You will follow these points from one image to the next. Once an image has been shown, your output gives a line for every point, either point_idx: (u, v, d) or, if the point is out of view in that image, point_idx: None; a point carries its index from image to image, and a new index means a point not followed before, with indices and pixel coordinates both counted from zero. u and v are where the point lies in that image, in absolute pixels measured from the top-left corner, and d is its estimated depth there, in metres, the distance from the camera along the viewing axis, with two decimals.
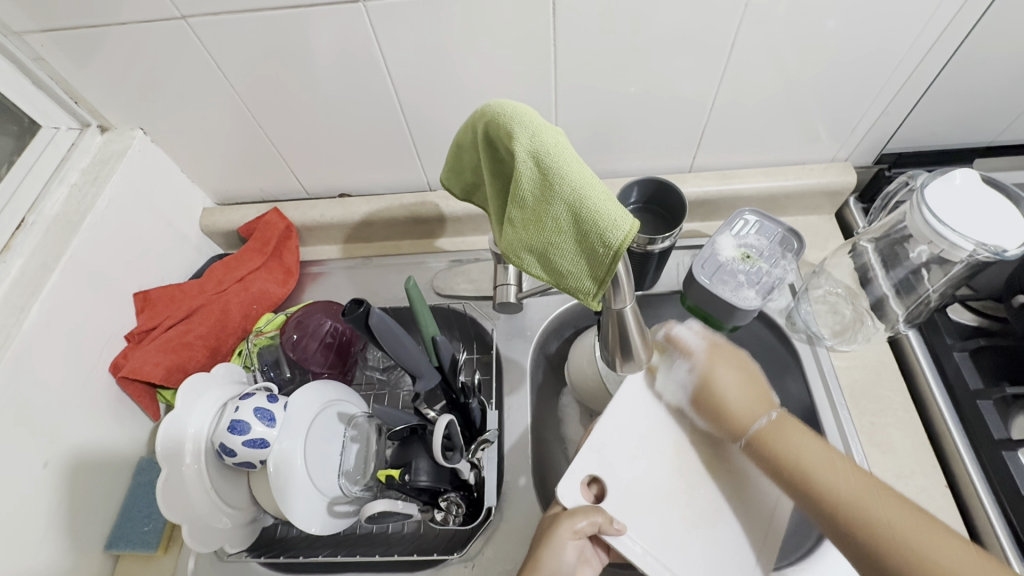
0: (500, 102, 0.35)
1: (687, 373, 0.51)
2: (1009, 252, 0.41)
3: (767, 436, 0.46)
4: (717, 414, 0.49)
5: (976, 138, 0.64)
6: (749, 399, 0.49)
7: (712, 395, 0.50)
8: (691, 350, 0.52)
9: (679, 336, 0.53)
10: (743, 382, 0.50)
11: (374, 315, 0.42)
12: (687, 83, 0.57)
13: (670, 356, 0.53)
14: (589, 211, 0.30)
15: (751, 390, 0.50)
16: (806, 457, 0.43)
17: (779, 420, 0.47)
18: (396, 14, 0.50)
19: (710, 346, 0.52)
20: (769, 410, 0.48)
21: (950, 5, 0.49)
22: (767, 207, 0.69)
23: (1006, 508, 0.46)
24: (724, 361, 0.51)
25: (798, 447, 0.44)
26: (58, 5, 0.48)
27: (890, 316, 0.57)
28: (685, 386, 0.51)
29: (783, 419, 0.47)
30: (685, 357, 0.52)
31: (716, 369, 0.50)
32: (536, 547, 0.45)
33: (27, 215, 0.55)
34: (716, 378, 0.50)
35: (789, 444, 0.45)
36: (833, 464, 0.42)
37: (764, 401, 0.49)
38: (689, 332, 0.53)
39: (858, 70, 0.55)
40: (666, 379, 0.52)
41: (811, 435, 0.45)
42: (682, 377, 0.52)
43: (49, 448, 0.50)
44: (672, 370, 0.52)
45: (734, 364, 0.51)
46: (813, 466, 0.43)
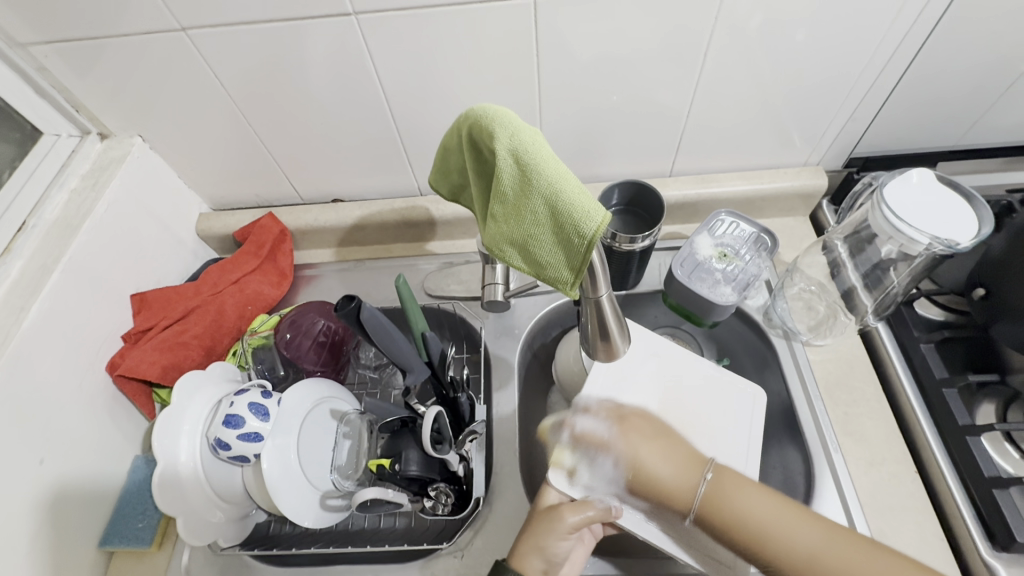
0: (483, 106, 0.38)
1: (614, 467, 0.49)
2: (961, 246, 0.44)
3: (713, 500, 0.44)
4: (656, 493, 0.47)
5: (940, 142, 0.67)
6: (679, 468, 0.46)
7: (645, 479, 0.47)
8: (604, 442, 0.50)
9: (584, 431, 0.51)
10: (663, 448, 0.48)
11: (365, 310, 0.44)
12: (666, 92, 0.60)
13: (589, 454, 0.50)
14: (563, 205, 0.33)
15: (673, 454, 0.48)
16: (748, 510, 0.42)
17: (716, 479, 0.45)
18: (387, 25, 0.52)
19: (619, 428, 0.50)
20: (701, 473, 0.46)
21: (906, 17, 0.52)
22: (745, 209, 0.72)
23: (970, 491, 0.49)
24: (638, 434, 0.49)
25: (740, 506, 0.43)
26: (62, 17, 0.51)
27: (861, 309, 0.60)
28: (619, 478, 0.49)
29: (719, 476, 0.45)
30: (601, 451, 0.50)
31: (638, 450, 0.48)
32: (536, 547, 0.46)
33: (28, 219, 0.56)
34: (642, 460, 0.47)
35: (732, 504, 0.43)
36: (764, 506, 0.42)
37: (693, 463, 0.47)
38: (591, 421, 0.52)
39: (824, 79, 0.59)
40: (591, 476, 0.50)
41: (746, 482, 0.44)
42: (609, 470, 0.49)
43: (46, 445, 0.51)
44: (591, 424, 0.52)
45: (649, 435, 0.49)
46: (765, 529, 0.41)
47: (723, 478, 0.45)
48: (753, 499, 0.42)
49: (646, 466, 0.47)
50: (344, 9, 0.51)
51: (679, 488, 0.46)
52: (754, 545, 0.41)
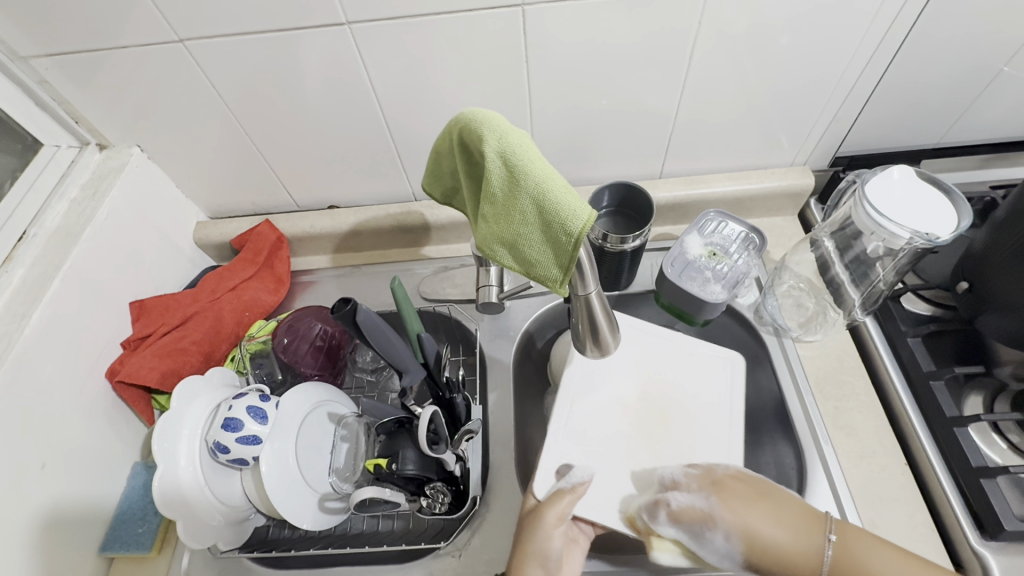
0: (472, 110, 0.39)
1: (726, 543, 0.43)
2: (941, 239, 0.45)
3: (845, 567, 0.41)
4: (777, 565, 0.42)
5: (922, 140, 0.69)
6: (795, 531, 0.42)
7: (765, 553, 0.42)
8: (708, 516, 0.44)
9: (681, 507, 0.45)
10: (772, 512, 0.43)
11: (361, 311, 0.45)
12: (654, 95, 0.61)
13: (694, 531, 0.44)
14: (551, 204, 0.34)
15: (785, 515, 0.43)
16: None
17: (840, 538, 0.42)
18: (380, 34, 0.54)
19: (719, 498, 0.44)
20: (822, 532, 0.42)
21: (883, 20, 0.54)
22: (734, 209, 0.74)
23: (959, 480, 0.50)
24: (740, 500, 0.44)
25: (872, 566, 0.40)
26: (63, 31, 0.52)
27: (848, 303, 0.61)
28: (735, 555, 0.43)
29: (845, 537, 0.42)
30: (708, 526, 0.43)
31: (749, 519, 0.43)
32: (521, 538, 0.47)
33: (28, 228, 0.57)
34: (757, 530, 0.42)
35: (863, 565, 0.40)
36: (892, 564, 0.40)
37: (808, 522, 0.43)
38: (685, 495, 0.46)
39: (807, 80, 0.60)
40: (708, 557, 0.44)
41: (868, 538, 0.42)
42: (722, 548, 0.43)
43: (47, 450, 0.52)
44: (687, 499, 0.45)
45: (753, 500, 0.44)
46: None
47: (849, 537, 0.42)
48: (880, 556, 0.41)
49: (766, 540, 0.42)
50: (338, 20, 0.52)
51: (805, 557, 0.41)
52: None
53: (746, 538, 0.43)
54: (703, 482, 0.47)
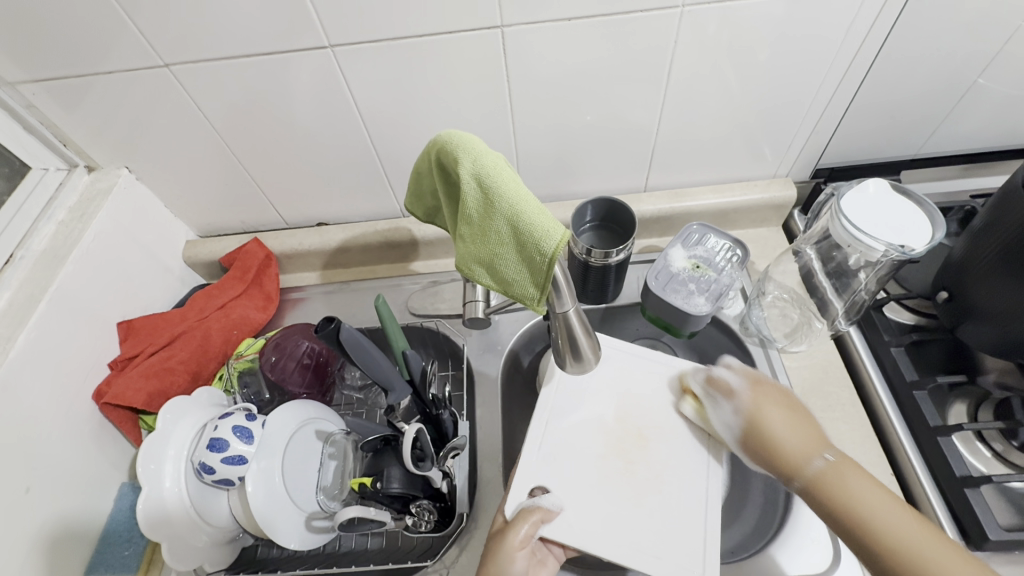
0: (449, 132, 0.39)
1: (733, 415, 0.52)
2: (916, 251, 0.46)
3: (824, 483, 0.44)
4: (766, 450, 0.48)
5: (902, 151, 0.70)
6: (801, 440, 0.47)
7: (762, 433, 0.49)
8: (731, 391, 0.52)
9: (719, 377, 0.54)
10: (795, 421, 0.48)
11: (345, 330, 0.45)
12: (635, 111, 0.62)
13: (715, 398, 0.54)
14: (524, 224, 0.34)
15: (802, 425, 0.48)
16: (865, 499, 0.41)
17: (837, 461, 0.44)
18: (364, 57, 0.55)
19: (752, 387, 0.52)
20: (828, 450, 0.46)
21: (855, 36, 0.55)
22: (719, 221, 0.74)
23: (943, 490, 0.50)
24: (767, 398, 0.51)
25: (852, 488, 0.42)
26: (50, 57, 0.53)
27: (831, 312, 0.62)
28: (731, 427, 0.51)
29: (839, 460, 0.45)
30: (728, 398, 0.52)
31: (765, 412, 0.49)
32: (487, 560, 0.46)
33: (15, 251, 0.58)
34: (767, 422, 0.49)
35: (846, 488, 0.43)
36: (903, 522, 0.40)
37: (817, 440, 0.47)
38: (727, 372, 0.54)
39: (785, 94, 0.61)
40: (711, 415, 0.53)
41: (863, 474, 0.43)
42: (728, 418, 0.52)
43: (33, 474, 0.52)
44: (725, 374, 0.54)
45: (783, 404, 0.50)
46: (860, 513, 0.41)
47: (846, 468, 0.44)
48: (870, 490, 0.42)
49: (765, 427, 0.49)
50: (321, 43, 0.53)
51: (796, 460, 0.46)
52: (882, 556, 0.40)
53: (749, 427, 0.50)
54: (746, 378, 0.53)
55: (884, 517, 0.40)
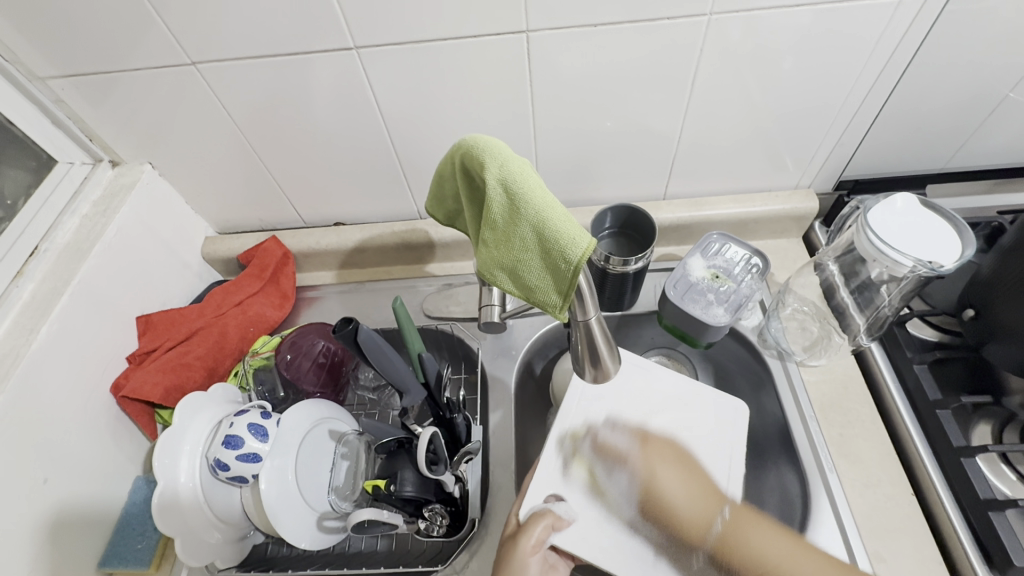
0: (474, 136, 0.39)
1: (629, 483, 0.51)
2: (945, 268, 0.45)
3: (728, 542, 0.46)
4: (665, 514, 0.49)
5: (927, 165, 0.69)
6: (697, 495, 0.50)
7: (658, 498, 0.50)
8: (624, 455, 0.53)
9: (608, 441, 0.54)
10: (685, 478, 0.51)
11: (363, 332, 0.45)
12: (656, 118, 0.62)
13: (608, 464, 0.52)
14: (550, 232, 0.34)
15: (696, 483, 0.51)
16: (769, 552, 0.45)
17: (733, 518, 0.47)
18: (387, 60, 0.55)
19: (643, 447, 0.53)
20: (721, 508, 0.48)
21: (886, 46, 0.54)
22: (738, 231, 0.74)
23: (966, 512, 0.49)
24: (661, 457, 0.52)
25: (756, 544, 0.45)
26: (79, 52, 0.53)
27: (853, 327, 0.61)
28: (630, 496, 0.50)
29: (735, 516, 0.47)
30: (620, 465, 0.52)
31: (656, 470, 0.51)
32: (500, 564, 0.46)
33: (40, 243, 0.58)
34: (659, 484, 0.51)
35: (746, 543, 0.45)
36: (781, 548, 0.44)
37: (714, 497, 0.49)
38: (613, 435, 0.54)
39: (811, 104, 0.60)
40: (607, 488, 0.51)
41: (768, 527, 0.46)
42: (625, 488, 0.51)
43: (51, 465, 0.52)
44: (616, 438, 0.54)
45: (674, 459, 0.52)
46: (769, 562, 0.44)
47: (742, 519, 0.47)
48: (772, 543, 0.45)
49: (662, 492, 0.50)
50: (346, 44, 0.53)
51: (695, 526, 0.48)
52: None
53: (646, 488, 0.51)
54: (637, 438, 0.54)
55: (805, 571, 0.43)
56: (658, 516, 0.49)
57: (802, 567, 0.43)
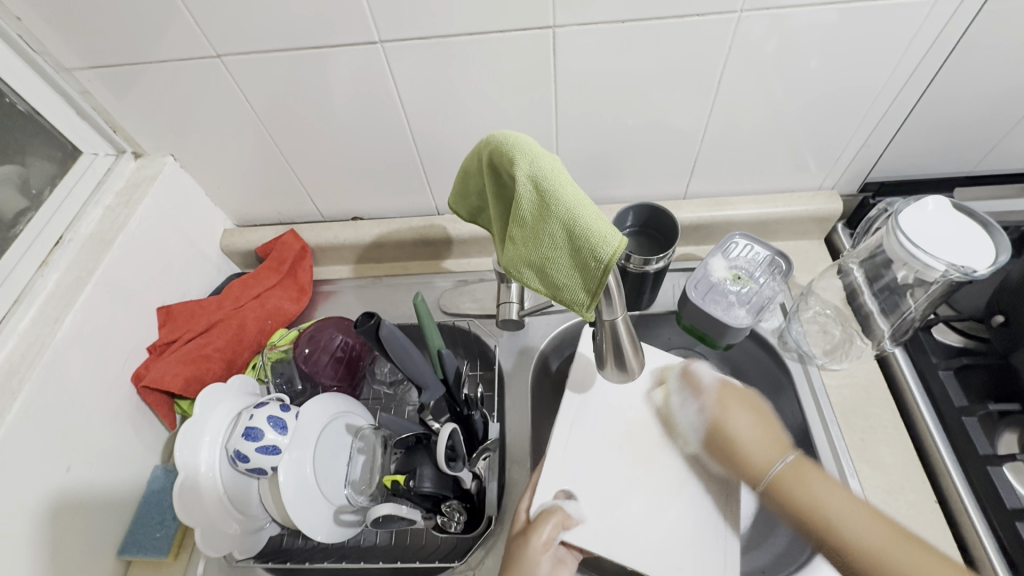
0: (503, 132, 0.39)
1: (698, 414, 0.55)
2: (979, 273, 0.44)
3: (784, 483, 0.48)
4: (734, 456, 0.51)
5: (954, 167, 0.68)
6: (762, 441, 0.51)
7: (727, 437, 0.52)
8: (702, 388, 0.55)
9: (694, 371, 0.56)
10: (757, 422, 0.52)
11: (385, 327, 0.45)
12: (681, 116, 0.61)
13: (685, 392, 0.56)
14: (580, 230, 0.34)
15: (763, 427, 0.52)
16: (830, 505, 0.45)
17: (795, 464, 0.49)
18: (412, 55, 0.55)
19: (721, 386, 0.55)
20: (784, 455, 0.49)
21: (920, 45, 0.53)
22: (759, 232, 0.73)
23: (993, 522, 0.48)
24: (735, 404, 0.53)
25: (819, 495, 0.46)
26: (106, 44, 0.54)
27: (877, 333, 0.60)
28: (697, 428, 0.54)
29: (796, 465, 0.49)
30: (694, 397, 0.55)
31: (728, 411, 0.53)
32: (510, 561, 0.47)
33: (64, 234, 0.59)
34: (733, 425, 0.52)
35: (810, 491, 0.47)
36: (854, 513, 0.45)
37: (780, 445, 0.50)
38: (708, 370, 0.56)
39: (839, 103, 0.59)
40: (681, 416, 0.56)
41: (823, 478, 0.47)
42: (694, 417, 0.55)
43: (74, 453, 0.53)
44: (706, 371, 0.56)
45: (747, 406, 0.53)
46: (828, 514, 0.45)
47: (803, 470, 0.48)
48: (834, 492, 0.46)
49: (729, 429, 0.52)
50: (371, 38, 0.53)
51: (757, 465, 0.50)
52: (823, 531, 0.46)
53: (714, 428, 0.53)
54: (720, 380, 0.55)
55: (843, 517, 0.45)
56: (726, 457, 0.52)
57: (851, 518, 0.44)
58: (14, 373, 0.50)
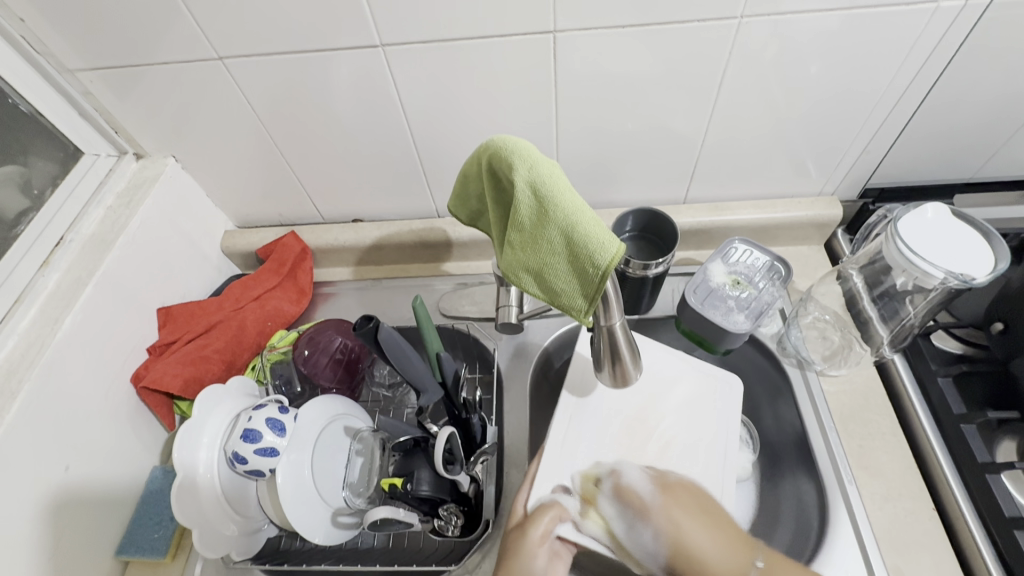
0: (503, 138, 0.39)
1: (653, 539, 0.46)
2: (977, 281, 0.45)
3: None
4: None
5: (955, 174, 0.68)
6: (725, 551, 0.44)
7: (686, 550, 0.44)
8: (645, 507, 0.47)
9: (629, 486, 0.50)
10: (711, 526, 0.46)
11: (383, 330, 0.45)
12: (681, 120, 0.61)
13: (629, 517, 0.48)
14: (578, 235, 0.34)
15: (722, 533, 0.45)
16: None
17: (769, 567, 0.43)
18: (412, 58, 0.55)
19: (663, 494, 0.48)
20: (755, 555, 0.44)
21: (920, 52, 0.53)
22: (758, 237, 0.73)
23: (991, 530, 0.48)
24: (682, 506, 0.47)
25: None
26: (109, 46, 0.54)
27: (875, 339, 0.60)
28: (657, 554, 0.45)
29: (771, 566, 0.43)
30: (641, 518, 0.47)
31: (681, 524, 0.45)
32: (507, 555, 0.47)
33: (66, 234, 0.59)
34: (688, 538, 0.45)
35: None
36: None
37: (744, 546, 0.44)
38: (636, 476, 0.51)
39: (839, 110, 0.59)
40: (627, 536, 0.47)
41: (784, 561, 0.43)
42: (649, 545, 0.46)
43: (73, 453, 0.53)
44: (636, 479, 0.50)
45: (690, 507, 0.47)
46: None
47: (775, 574, 0.42)
48: (795, 568, 0.43)
49: (688, 538, 0.45)
50: (372, 41, 0.53)
51: None
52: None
53: (671, 543, 0.45)
54: (656, 484, 0.49)
55: None
56: (688, 566, 0.44)
57: None
58: (14, 373, 0.50)
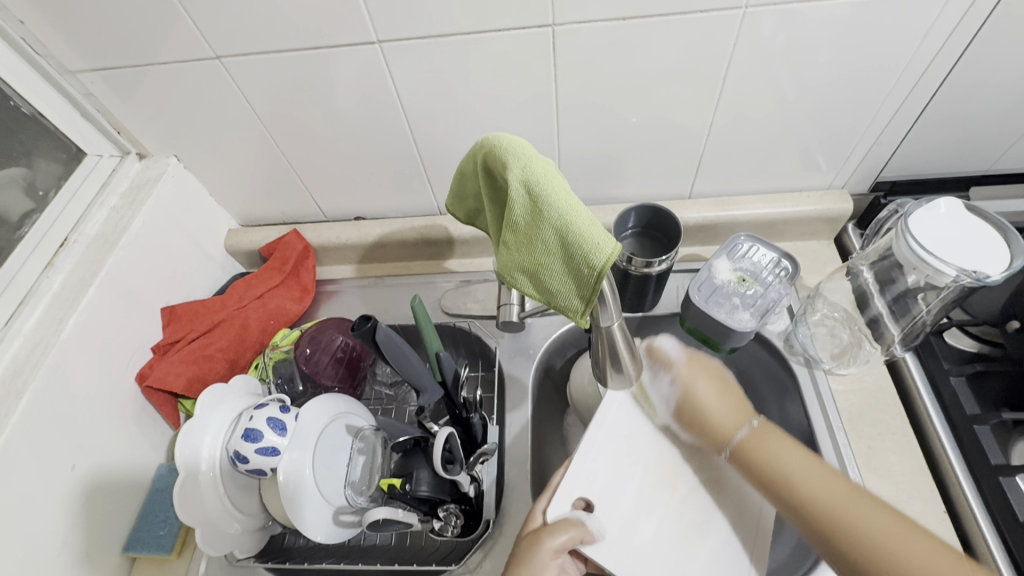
0: (497, 135, 0.39)
1: (670, 387, 0.53)
2: (991, 278, 0.43)
3: (751, 447, 0.47)
4: (699, 422, 0.51)
5: (971, 166, 0.65)
6: (728, 410, 0.50)
7: (694, 409, 0.51)
8: (670, 361, 0.53)
9: (659, 347, 0.54)
10: (724, 392, 0.52)
11: (381, 330, 0.45)
12: (686, 112, 0.60)
13: (653, 367, 0.54)
14: (573, 235, 0.33)
15: (731, 401, 0.51)
16: (792, 469, 0.44)
17: (759, 428, 0.48)
18: (410, 54, 0.54)
19: (689, 358, 0.53)
20: (749, 422, 0.49)
21: (933, 40, 0.51)
22: (766, 232, 0.72)
23: (1005, 535, 0.46)
24: (702, 374, 0.53)
25: (788, 467, 0.45)
26: (109, 46, 0.54)
27: (887, 337, 0.58)
28: (667, 400, 0.53)
29: (764, 429, 0.48)
30: (665, 368, 0.53)
31: (696, 383, 0.52)
32: (517, 560, 0.46)
33: (69, 235, 0.60)
34: (697, 391, 0.52)
35: (774, 454, 0.46)
36: (835, 488, 0.42)
37: (744, 412, 0.50)
38: (667, 341, 0.55)
39: (849, 100, 0.57)
40: (649, 386, 0.55)
41: (792, 444, 0.46)
42: (666, 391, 0.54)
43: (79, 452, 0.53)
44: (668, 344, 0.54)
45: (710, 376, 0.53)
46: (807, 487, 0.43)
47: (767, 432, 0.48)
48: (804, 465, 0.44)
49: (697, 401, 0.51)
50: (369, 38, 0.53)
51: (722, 432, 0.50)
52: (789, 500, 0.44)
53: (682, 398, 0.52)
54: (686, 351, 0.54)
55: (832, 500, 0.42)
56: (694, 424, 0.52)
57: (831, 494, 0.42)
58: (19, 374, 0.50)
